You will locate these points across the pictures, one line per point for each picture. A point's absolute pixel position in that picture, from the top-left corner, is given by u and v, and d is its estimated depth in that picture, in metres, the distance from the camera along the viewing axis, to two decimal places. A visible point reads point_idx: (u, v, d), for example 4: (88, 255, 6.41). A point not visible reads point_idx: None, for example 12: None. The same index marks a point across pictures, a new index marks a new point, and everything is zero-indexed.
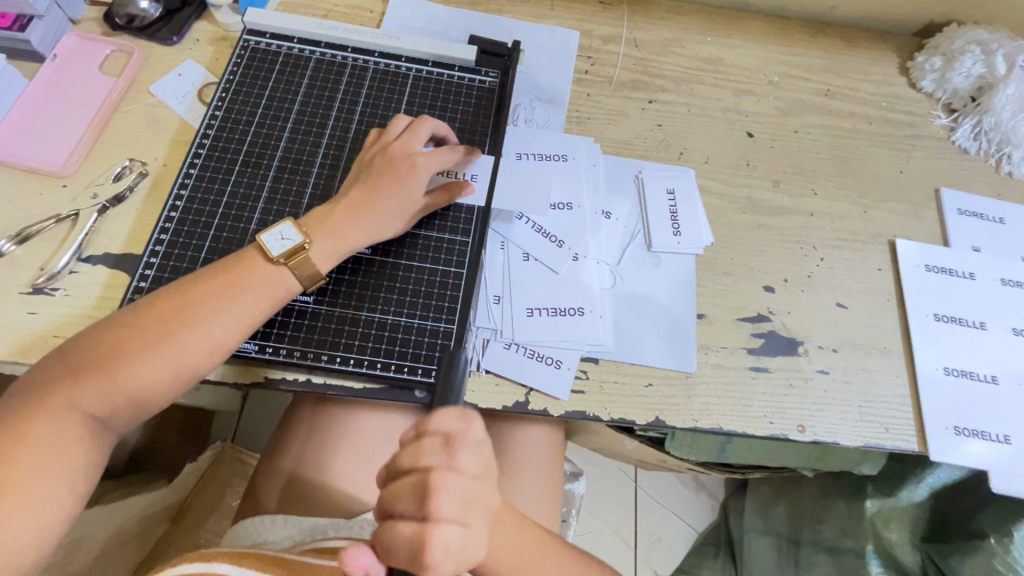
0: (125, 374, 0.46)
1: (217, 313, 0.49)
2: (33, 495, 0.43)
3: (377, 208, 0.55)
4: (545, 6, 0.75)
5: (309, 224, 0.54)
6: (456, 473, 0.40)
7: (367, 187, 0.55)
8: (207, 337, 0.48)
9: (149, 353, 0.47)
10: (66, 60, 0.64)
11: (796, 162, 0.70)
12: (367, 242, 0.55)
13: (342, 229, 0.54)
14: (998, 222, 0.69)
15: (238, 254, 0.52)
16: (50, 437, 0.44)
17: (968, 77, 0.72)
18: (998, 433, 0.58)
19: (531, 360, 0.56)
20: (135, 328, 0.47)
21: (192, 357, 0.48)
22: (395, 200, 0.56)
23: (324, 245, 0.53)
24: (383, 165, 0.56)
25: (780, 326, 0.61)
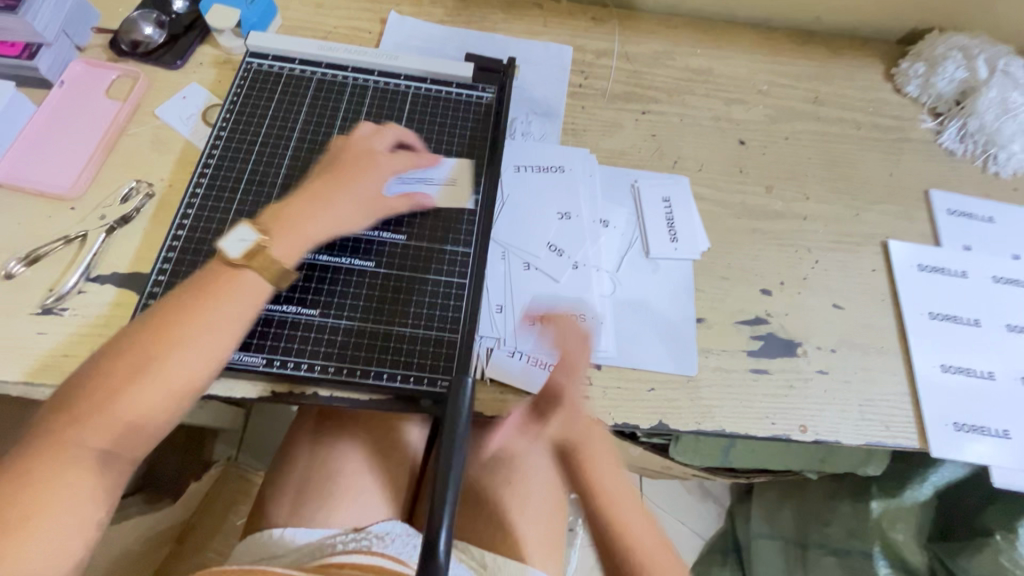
0: (118, 403, 0.45)
1: (202, 327, 0.48)
2: (39, 535, 0.41)
3: (338, 204, 0.56)
4: (539, 23, 0.78)
5: (269, 222, 0.54)
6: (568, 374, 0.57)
7: (328, 183, 0.57)
8: (195, 352, 0.48)
9: (138, 379, 0.46)
10: (73, 85, 0.66)
11: (788, 167, 0.72)
12: (324, 236, 0.55)
13: (302, 222, 0.54)
14: (987, 221, 0.70)
15: (204, 269, 0.51)
16: (53, 476, 0.42)
17: (952, 82, 0.74)
18: (997, 428, 0.59)
19: (534, 367, 0.57)
20: (117, 358, 0.46)
21: (185, 375, 0.47)
22: (357, 196, 0.57)
23: (283, 240, 0.53)
24: (345, 164, 0.59)
25: (778, 328, 0.62)
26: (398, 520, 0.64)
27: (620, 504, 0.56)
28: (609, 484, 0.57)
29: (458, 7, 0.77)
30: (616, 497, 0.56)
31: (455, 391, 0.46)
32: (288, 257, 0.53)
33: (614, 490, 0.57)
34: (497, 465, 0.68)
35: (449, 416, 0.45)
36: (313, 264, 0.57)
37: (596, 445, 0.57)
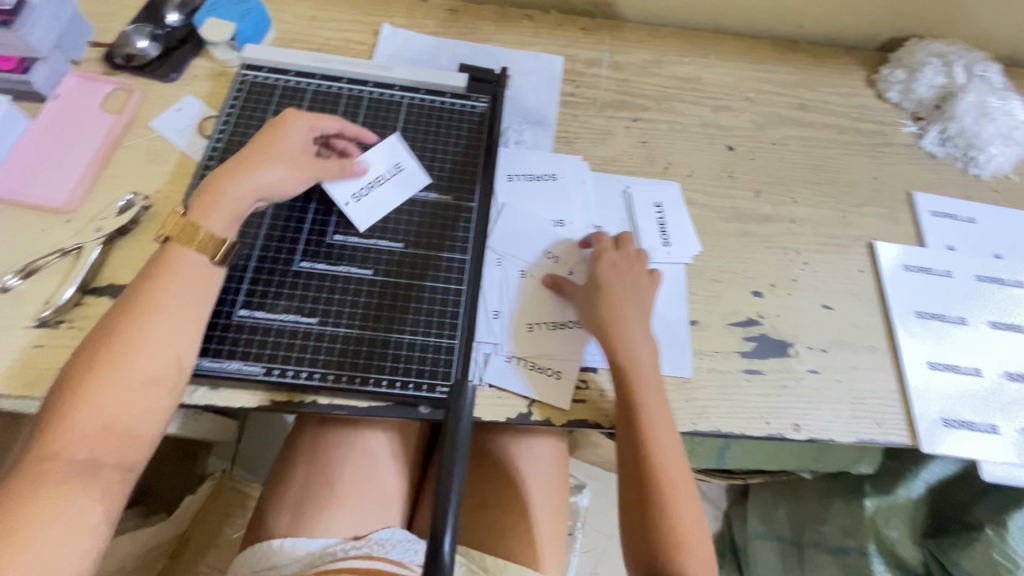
0: (86, 405, 0.44)
1: (158, 317, 0.48)
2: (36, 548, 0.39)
3: (257, 164, 0.55)
4: (529, 34, 0.79)
5: (193, 199, 0.53)
6: (630, 301, 0.58)
7: (248, 148, 0.56)
8: (155, 342, 0.47)
9: (103, 379, 0.44)
10: (67, 99, 0.66)
11: (775, 172, 0.73)
12: (248, 199, 0.54)
13: (222, 187, 0.53)
14: (969, 222, 0.72)
15: (141, 268, 0.50)
16: (43, 488, 0.41)
17: (931, 87, 0.77)
18: (984, 423, 0.61)
19: (531, 371, 0.58)
20: (79, 367, 0.45)
21: (150, 367, 0.46)
22: (279, 155, 0.56)
23: (204, 208, 0.52)
24: (266, 127, 0.57)
25: (770, 329, 0.63)
26: (399, 528, 0.65)
27: (664, 440, 0.53)
28: (657, 424, 0.53)
29: (449, 19, 0.79)
30: (662, 432, 0.53)
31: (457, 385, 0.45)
32: (215, 224, 0.52)
33: (661, 427, 0.53)
34: (496, 470, 0.68)
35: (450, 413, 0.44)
36: (311, 273, 0.58)
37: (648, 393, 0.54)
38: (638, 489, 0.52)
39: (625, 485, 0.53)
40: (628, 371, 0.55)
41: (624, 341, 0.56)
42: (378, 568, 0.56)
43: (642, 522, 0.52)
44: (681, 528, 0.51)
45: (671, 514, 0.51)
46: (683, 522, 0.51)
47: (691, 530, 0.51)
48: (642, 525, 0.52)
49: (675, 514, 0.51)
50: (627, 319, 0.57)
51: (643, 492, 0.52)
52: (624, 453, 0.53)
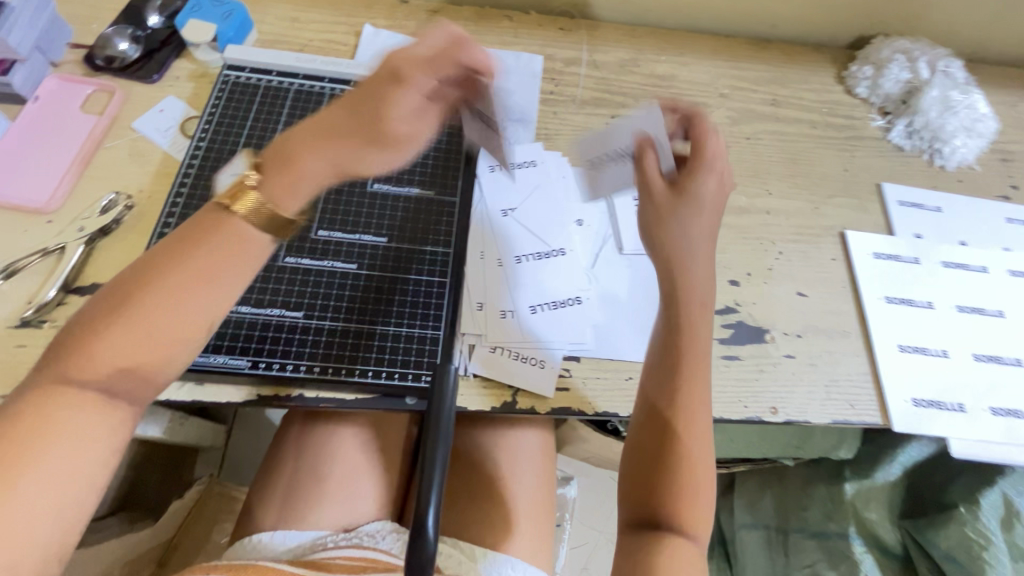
0: (101, 350, 0.37)
1: (195, 269, 0.39)
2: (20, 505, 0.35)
3: (345, 136, 0.43)
4: (509, 34, 0.81)
5: (268, 156, 0.43)
6: (698, 231, 0.52)
7: (343, 115, 0.43)
8: (188, 298, 0.39)
9: (120, 323, 0.38)
10: (48, 101, 0.66)
11: (750, 165, 0.75)
12: (330, 176, 0.43)
13: (303, 152, 0.42)
14: (936, 211, 0.75)
15: (200, 209, 0.42)
16: (41, 432, 0.36)
17: (898, 83, 0.80)
18: (952, 402, 0.63)
19: (516, 361, 0.59)
20: (104, 308, 0.38)
21: (176, 325, 0.39)
22: (375, 133, 0.43)
23: (275, 179, 0.41)
24: (371, 83, 0.43)
25: (747, 316, 0.65)
26: (387, 519, 0.66)
27: (699, 407, 0.51)
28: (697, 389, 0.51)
29: (430, 20, 0.80)
30: (699, 398, 0.51)
31: (440, 373, 0.46)
32: (291, 207, 0.42)
33: (701, 393, 0.51)
34: (481, 463, 0.69)
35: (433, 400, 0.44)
36: (296, 268, 0.58)
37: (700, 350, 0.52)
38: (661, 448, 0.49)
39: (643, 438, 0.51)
40: (684, 329, 0.52)
41: (689, 296, 0.52)
42: (367, 557, 0.58)
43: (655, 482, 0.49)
44: (692, 499, 0.49)
45: (687, 482, 0.49)
46: (696, 492, 0.49)
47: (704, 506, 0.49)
48: (651, 484, 0.49)
49: (692, 485, 0.49)
50: (691, 266, 0.52)
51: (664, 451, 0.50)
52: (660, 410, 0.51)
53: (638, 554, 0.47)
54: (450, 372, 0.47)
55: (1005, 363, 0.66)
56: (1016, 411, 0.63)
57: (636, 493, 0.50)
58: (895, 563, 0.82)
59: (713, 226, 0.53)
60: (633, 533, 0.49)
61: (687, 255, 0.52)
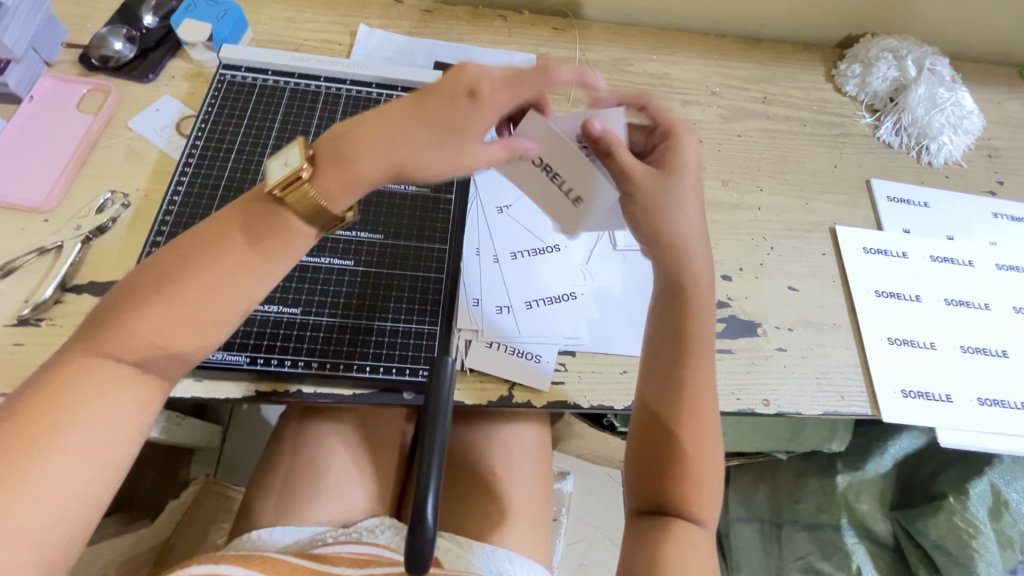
0: (136, 327, 0.38)
1: (234, 255, 0.40)
2: (49, 479, 0.35)
3: (409, 136, 0.40)
4: (503, 34, 0.82)
5: (320, 148, 0.41)
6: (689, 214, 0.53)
7: (410, 115, 0.40)
8: (227, 284, 0.39)
9: (156, 302, 0.38)
10: (43, 101, 0.66)
11: (741, 162, 0.77)
12: (383, 178, 0.41)
13: (361, 149, 0.40)
14: (923, 206, 0.76)
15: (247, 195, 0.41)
16: (71, 405, 0.37)
17: (885, 80, 0.81)
18: (940, 393, 0.64)
19: (511, 355, 0.59)
20: (145, 285, 0.39)
21: (213, 309, 0.39)
22: (444, 141, 0.40)
23: (330, 175, 0.40)
24: (444, 86, 0.41)
25: (739, 311, 0.66)
26: (385, 515, 0.66)
27: (705, 395, 0.51)
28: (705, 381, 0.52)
29: (424, 20, 0.81)
30: (705, 388, 0.52)
31: (438, 365, 0.47)
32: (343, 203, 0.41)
33: (707, 383, 0.52)
34: (478, 458, 0.70)
35: (431, 392, 0.45)
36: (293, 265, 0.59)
37: (705, 340, 0.53)
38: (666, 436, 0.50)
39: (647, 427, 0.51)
40: (688, 320, 0.53)
41: (690, 287, 0.53)
42: (368, 554, 0.58)
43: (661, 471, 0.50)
44: (697, 488, 0.49)
45: (693, 470, 0.49)
46: (702, 480, 0.50)
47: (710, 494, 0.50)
48: (656, 472, 0.50)
49: (698, 472, 0.49)
50: (693, 255, 0.53)
51: (669, 440, 0.50)
52: (666, 397, 0.51)
53: (644, 540, 0.48)
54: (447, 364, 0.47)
55: (992, 355, 0.67)
56: (1002, 401, 0.65)
57: (641, 482, 0.50)
58: (886, 553, 0.83)
59: (700, 206, 0.54)
60: (639, 521, 0.50)
61: (684, 243, 0.53)
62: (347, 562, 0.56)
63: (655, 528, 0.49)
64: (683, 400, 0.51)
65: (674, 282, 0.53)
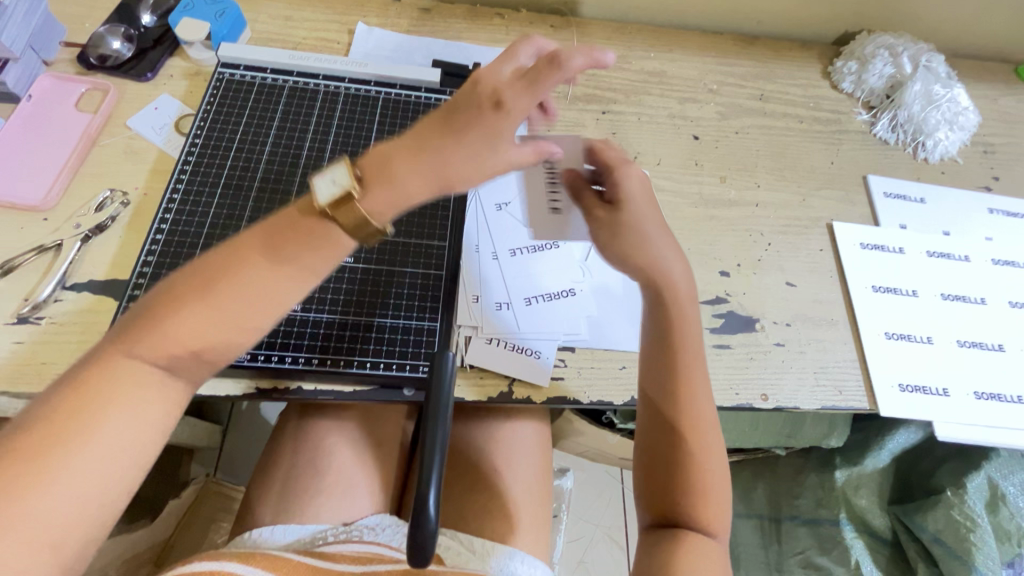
0: (172, 331, 0.37)
1: (274, 261, 0.38)
2: (72, 480, 0.34)
3: (455, 151, 0.42)
4: (501, 32, 0.82)
5: (366, 167, 0.41)
6: (655, 230, 0.56)
7: (436, 127, 0.42)
8: (265, 291, 0.38)
9: (197, 304, 0.37)
10: (42, 100, 0.66)
11: (739, 159, 0.77)
12: (429, 193, 0.41)
13: (409, 167, 0.40)
14: (920, 202, 0.77)
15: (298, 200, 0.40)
16: (100, 408, 0.36)
17: (881, 77, 0.82)
18: (937, 387, 0.65)
19: (511, 351, 0.60)
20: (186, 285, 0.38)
21: (249, 315, 0.38)
22: (481, 148, 0.42)
23: (379, 194, 0.40)
24: (465, 100, 0.44)
25: (737, 306, 0.67)
26: (387, 514, 0.67)
27: (700, 401, 0.52)
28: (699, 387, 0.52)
29: (422, 18, 0.81)
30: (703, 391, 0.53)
31: (439, 360, 0.47)
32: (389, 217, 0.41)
33: (701, 384, 0.53)
34: (477, 455, 0.70)
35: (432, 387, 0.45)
36: None
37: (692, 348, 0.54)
38: (672, 444, 0.51)
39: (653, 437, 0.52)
40: (674, 330, 0.54)
41: (672, 299, 0.54)
42: (371, 552, 0.59)
43: (670, 479, 0.50)
44: (708, 493, 0.50)
45: (700, 478, 0.50)
46: (711, 485, 0.50)
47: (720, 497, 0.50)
48: (666, 481, 0.50)
49: (705, 479, 0.50)
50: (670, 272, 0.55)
51: (672, 448, 0.51)
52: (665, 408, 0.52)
53: (658, 550, 0.48)
54: (448, 360, 0.47)
55: (988, 349, 0.68)
56: (998, 395, 0.65)
57: (651, 491, 0.51)
58: (884, 547, 0.84)
59: (663, 228, 0.57)
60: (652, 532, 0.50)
61: (660, 259, 0.55)
62: (348, 563, 0.56)
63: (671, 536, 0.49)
64: (685, 406, 0.51)
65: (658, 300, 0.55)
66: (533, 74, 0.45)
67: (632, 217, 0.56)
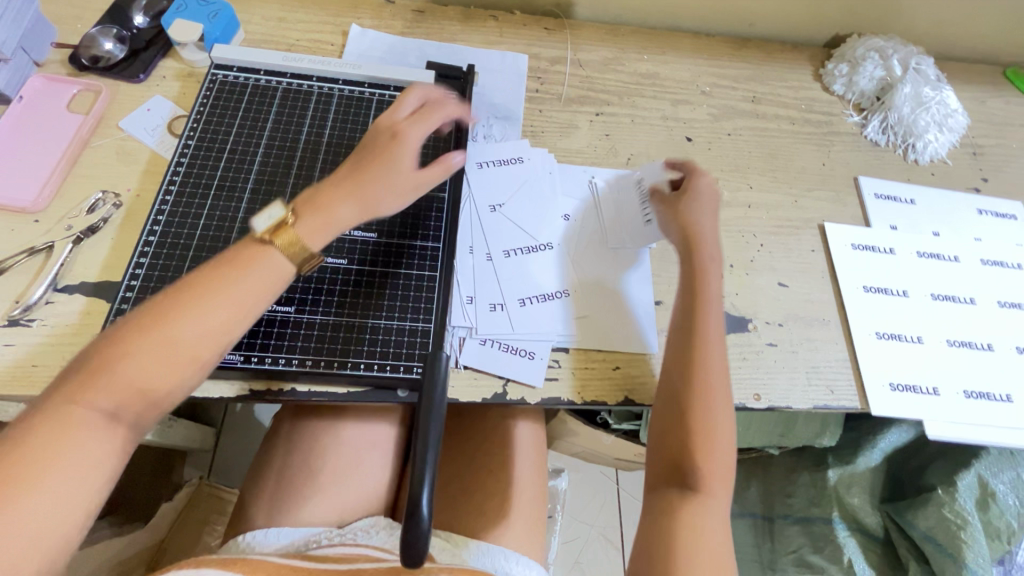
0: (128, 364, 0.42)
1: (224, 296, 0.47)
2: (39, 501, 0.37)
3: (367, 182, 0.55)
4: (494, 34, 0.82)
5: (299, 204, 0.53)
6: (707, 218, 0.64)
7: (355, 166, 0.56)
8: (216, 318, 0.46)
9: (153, 336, 0.44)
10: (32, 100, 0.66)
11: (732, 160, 0.77)
12: (358, 218, 0.55)
13: (334, 199, 0.54)
14: (910, 203, 0.78)
15: (242, 243, 0.50)
16: (54, 440, 0.39)
17: (872, 79, 0.82)
18: (928, 386, 0.65)
19: (505, 352, 0.60)
20: (142, 322, 0.44)
21: (201, 343, 0.45)
22: (382, 175, 0.56)
23: (309, 220, 0.52)
24: (373, 141, 0.58)
25: (730, 307, 0.67)
26: (379, 516, 0.66)
27: (716, 375, 0.56)
28: (715, 362, 0.56)
29: (416, 20, 0.81)
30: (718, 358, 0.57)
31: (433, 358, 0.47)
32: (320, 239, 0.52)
33: (718, 360, 0.57)
34: (471, 455, 0.71)
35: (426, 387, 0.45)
36: None
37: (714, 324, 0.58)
38: (684, 411, 0.54)
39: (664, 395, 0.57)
40: (702, 306, 0.59)
41: (704, 275, 0.60)
42: (361, 552, 0.59)
43: (675, 437, 0.54)
44: (709, 458, 0.53)
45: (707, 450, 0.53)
46: (716, 456, 0.53)
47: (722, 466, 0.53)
48: (673, 440, 0.54)
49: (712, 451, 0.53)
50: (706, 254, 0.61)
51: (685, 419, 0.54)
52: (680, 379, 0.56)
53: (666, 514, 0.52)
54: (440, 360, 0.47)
55: (977, 348, 0.68)
56: (987, 393, 0.66)
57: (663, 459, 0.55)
58: (877, 545, 0.84)
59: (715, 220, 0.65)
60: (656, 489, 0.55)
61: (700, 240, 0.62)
62: (334, 565, 0.55)
63: (674, 494, 0.53)
64: (698, 369, 0.56)
65: (690, 275, 0.61)
66: (422, 112, 0.61)
67: (691, 205, 0.64)
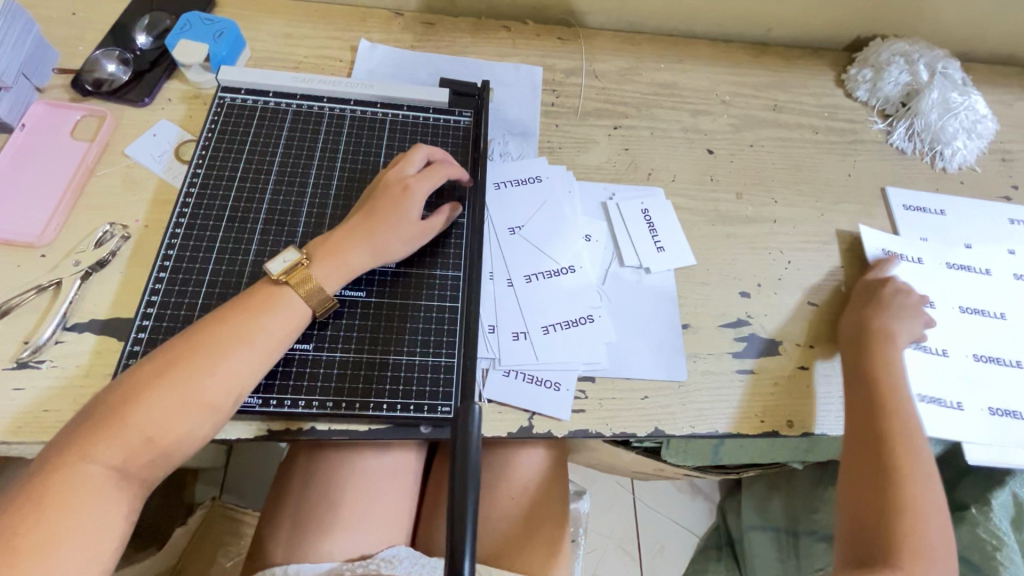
0: (143, 415, 0.44)
1: (238, 347, 0.49)
2: (62, 548, 0.40)
3: (377, 229, 0.56)
4: (507, 45, 0.79)
5: (312, 250, 0.55)
6: (905, 326, 0.63)
7: (365, 214, 0.57)
8: (227, 370, 0.48)
9: (168, 387, 0.45)
10: (36, 129, 0.64)
11: (755, 173, 0.75)
12: (369, 261, 0.56)
13: (347, 247, 0.55)
14: (940, 214, 0.75)
15: (258, 287, 0.52)
16: (76, 490, 0.41)
17: (897, 85, 0.80)
18: (954, 401, 0.63)
19: (530, 384, 0.58)
20: (157, 372, 0.46)
21: (214, 394, 0.47)
22: (390, 222, 0.57)
23: (323, 267, 0.54)
24: (383, 188, 0.58)
25: (758, 328, 0.65)
26: (402, 545, 0.65)
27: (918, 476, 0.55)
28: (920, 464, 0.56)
29: (426, 32, 0.78)
30: (915, 442, 0.56)
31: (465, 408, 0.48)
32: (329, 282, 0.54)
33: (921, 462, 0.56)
34: (493, 483, 0.69)
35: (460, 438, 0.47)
36: None
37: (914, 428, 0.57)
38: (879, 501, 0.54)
39: (850, 468, 0.57)
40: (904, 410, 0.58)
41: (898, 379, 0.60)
42: None
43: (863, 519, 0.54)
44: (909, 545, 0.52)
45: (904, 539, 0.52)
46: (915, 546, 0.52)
47: (924, 548, 0.52)
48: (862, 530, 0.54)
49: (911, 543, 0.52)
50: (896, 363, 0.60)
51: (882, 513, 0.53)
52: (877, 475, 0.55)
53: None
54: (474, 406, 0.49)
55: (1004, 364, 0.66)
56: (1013, 411, 0.64)
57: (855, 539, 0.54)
58: None
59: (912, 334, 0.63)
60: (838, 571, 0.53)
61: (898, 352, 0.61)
62: None
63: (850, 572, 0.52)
64: (903, 462, 0.55)
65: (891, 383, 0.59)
66: (430, 170, 0.60)
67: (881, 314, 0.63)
